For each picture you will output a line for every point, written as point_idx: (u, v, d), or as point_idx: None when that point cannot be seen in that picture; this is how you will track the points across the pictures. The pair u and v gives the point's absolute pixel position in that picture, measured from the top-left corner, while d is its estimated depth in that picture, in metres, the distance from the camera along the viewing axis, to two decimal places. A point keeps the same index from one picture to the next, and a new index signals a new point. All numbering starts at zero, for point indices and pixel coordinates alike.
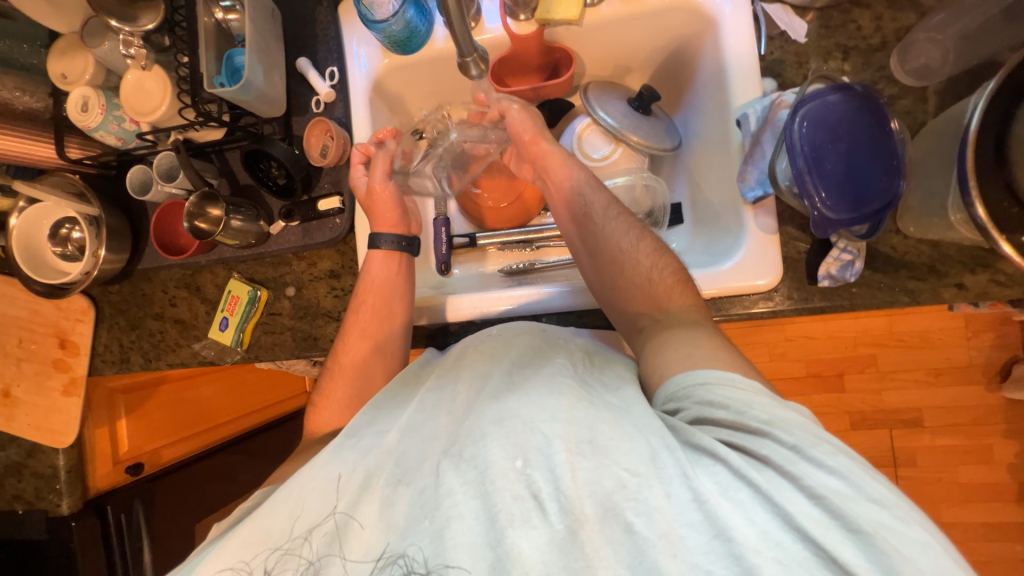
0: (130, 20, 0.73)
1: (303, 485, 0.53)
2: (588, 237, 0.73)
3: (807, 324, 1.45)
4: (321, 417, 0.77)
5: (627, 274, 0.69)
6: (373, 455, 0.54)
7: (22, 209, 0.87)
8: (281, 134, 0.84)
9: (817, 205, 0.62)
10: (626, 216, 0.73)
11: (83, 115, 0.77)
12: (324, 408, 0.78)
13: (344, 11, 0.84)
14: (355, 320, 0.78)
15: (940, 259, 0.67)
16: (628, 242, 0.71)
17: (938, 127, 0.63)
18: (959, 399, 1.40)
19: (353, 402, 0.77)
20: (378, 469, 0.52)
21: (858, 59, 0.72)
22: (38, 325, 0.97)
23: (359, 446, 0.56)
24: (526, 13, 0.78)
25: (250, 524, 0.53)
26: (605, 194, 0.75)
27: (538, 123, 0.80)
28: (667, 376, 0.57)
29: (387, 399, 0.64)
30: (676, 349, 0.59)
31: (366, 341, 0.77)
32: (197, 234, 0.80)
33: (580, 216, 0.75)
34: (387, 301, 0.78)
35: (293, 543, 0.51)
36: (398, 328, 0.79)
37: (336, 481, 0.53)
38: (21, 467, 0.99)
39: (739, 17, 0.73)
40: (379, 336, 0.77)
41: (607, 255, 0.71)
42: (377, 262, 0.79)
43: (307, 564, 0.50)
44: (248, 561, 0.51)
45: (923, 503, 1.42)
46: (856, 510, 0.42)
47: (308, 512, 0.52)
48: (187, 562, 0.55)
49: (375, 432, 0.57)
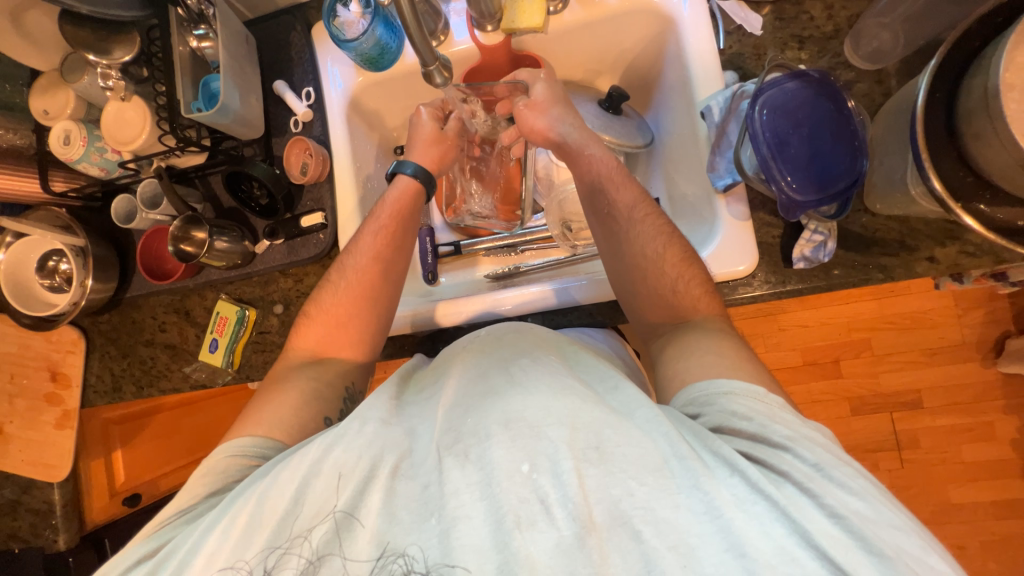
0: (105, 54, 0.74)
1: (308, 467, 0.50)
2: (611, 237, 0.73)
3: (799, 312, 1.45)
4: (310, 333, 0.74)
5: (650, 283, 0.69)
6: (377, 445, 0.51)
7: (9, 244, 0.88)
8: (262, 156, 0.86)
9: (784, 189, 0.64)
10: (653, 218, 0.72)
11: (65, 148, 0.79)
12: (316, 324, 0.75)
13: (318, 34, 0.87)
14: (370, 241, 0.76)
15: (909, 234, 0.68)
16: (653, 249, 0.70)
17: (893, 107, 0.65)
18: (956, 377, 1.40)
19: (350, 321, 0.74)
20: (384, 454, 0.51)
21: (814, 47, 0.75)
22: (30, 360, 0.97)
23: (366, 432, 0.52)
24: (492, 24, 0.81)
25: (256, 498, 0.50)
26: (631, 192, 0.74)
27: (557, 108, 0.79)
28: (689, 383, 0.58)
29: (391, 393, 0.60)
30: (701, 356, 0.60)
31: (375, 265, 0.76)
32: (181, 257, 0.81)
33: (604, 214, 0.75)
34: (405, 227, 0.79)
35: (293, 539, 0.49)
36: (380, 325, 0.76)
37: (329, 472, 0.50)
38: (15, 505, 0.98)
39: (696, 17, 0.76)
40: (386, 263, 0.76)
41: (632, 259, 0.70)
42: (398, 186, 0.81)
43: (307, 561, 0.48)
44: (247, 560, 0.48)
45: (930, 485, 1.41)
46: (877, 532, 0.43)
47: (309, 504, 0.49)
48: (177, 530, 0.53)
49: (383, 418, 0.55)
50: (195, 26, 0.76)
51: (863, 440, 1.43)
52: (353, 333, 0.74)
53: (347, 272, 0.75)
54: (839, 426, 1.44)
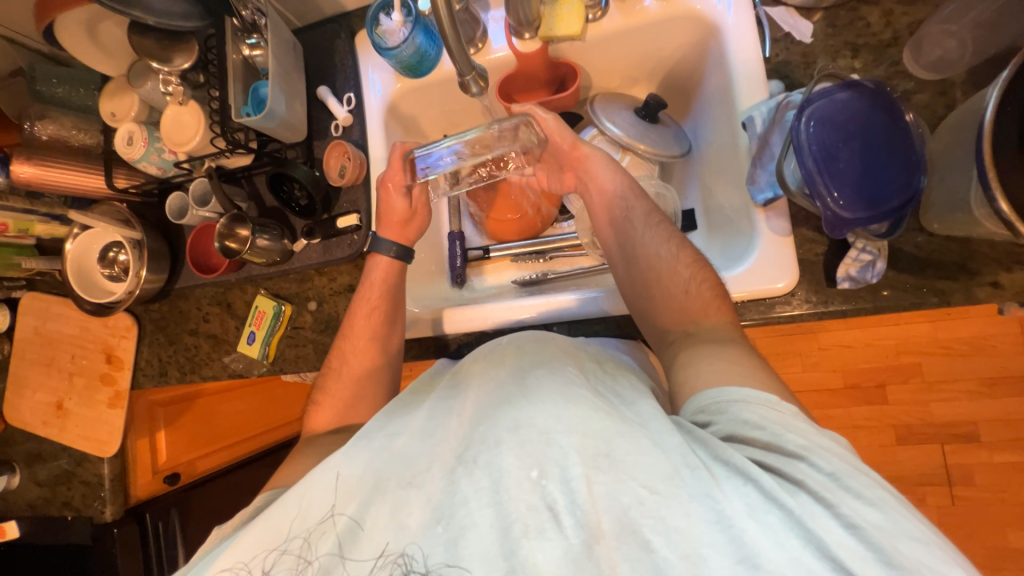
0: (167, 62, 0.79)
1: (315, 486, 0.52)
2: (624, 240, 0.74)
3: (843, 332, 1.37)
4: (338, 384, 0.80)
5: (663, 286, 0.68)
6: (383, 458, 0.51)
7: (76, 235, 0.96)
8: (303, 158, 0.89)
9: (830, 206, 0.60)
10: (666, 226, 0.73)
11: (128, 147, 0.85)
12: (325, 408, 0.79)
13: (361, 41, 0.90)
14: (358, 308, 0.80)
15: (971, 257, 0.64)
16: (666, 250, 0.71)
17: (956, 119, 0.61)
18: (1020, 411, 1.29)
19: (377, 370, 0.81)
20: (390, 472, 0.50)
21: (869, 55, 0.71)
22: (88, 342, 1.05)
23: (369, 446, 0.53)
24: (529, 32, 0.80)
25: (261, 524, 0.52)
26: (646, 202, 0.76)
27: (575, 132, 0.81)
28: (700, 390, 0.55)
29: (399, 406, 0.61)
30: (710, 363, 0.57)
31: (373, 344, 0.80)
32: (226, 253, 0.85)
33: (620, 220, 0.75)
34: (393, 306, 0.81)
35: (291, 540, 0.50)
36: (395, 328, 0.82)
37: (334, 481, 0.51)
38: (72, 475, 1.06)
39: (741, 24, 0.73)
40: (378, 325, 0.80)
41: (644, 261, 0.71)
42: (375, 266, 0.82)
43: (301, 564, 0.49)
44: (248, 561, 0.50)
45: (985, 526, 1.29)
46: (894, 544, 0.39)
47: (315, 513, 0.50)
48: (196, 561, 0.55)
49: (388, 433, 0.54)
50: (248, 36, 0.81)
51: (910, 473, 1.33)
52: (373, 363, 0.80)
53: (353, 315, 0.81)
54: (882, 455, 1.35)
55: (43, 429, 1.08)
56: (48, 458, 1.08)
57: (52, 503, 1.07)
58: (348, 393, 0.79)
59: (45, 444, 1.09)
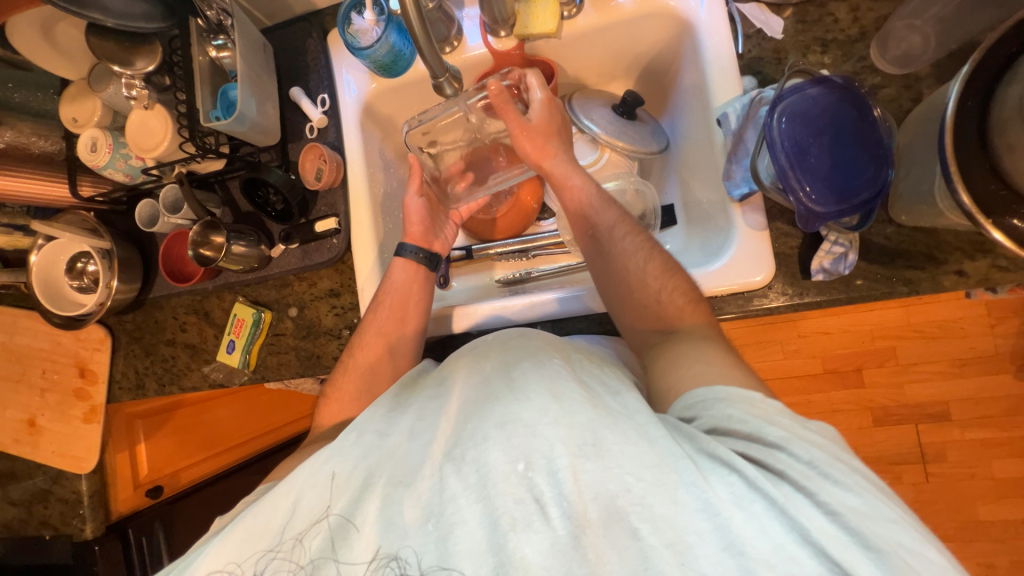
0: (129, 65, 0.76)
1: (303, 481, 0.52)
2: (595, 255, 0.74)
3: (821, 319, 1.41)
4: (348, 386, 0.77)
5: (632, 296, 0.69)
6: (375, 456, 0.51)
7: (40, 246, 0.92)
8: (278, 161, 0.87)
9: (801, 200, 0.62)
10: (635, 236, 0.73)
11: (92, 154, 0.82)
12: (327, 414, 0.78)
13: (334, 40, 0.88)
14: (374, 317, 0.79)
15: (937, 247, 0.66)
16: (635, 264, 0.70)
17: (920, 115, 0.63)
18: (986, 390, 1.34)
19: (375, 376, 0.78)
20: (379, 468, 0.50)
21: (838, 51, 0.73)
22: (59, 355, 1.01)
23: (361, 443, 0.53)
24: (505, 29, 0.79)
25: (247, 525, 0.51)
26: (613, 210, 0.75)
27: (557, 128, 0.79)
28: (681, 393, 0.56)
29: (391, 402, 0.60)
30: (688, 367, 0.58)
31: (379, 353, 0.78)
32: (200, 261, 0.83)
33: (589, 236, 0.76)
34: (408, 311, 0.80)
35: (286, 542, 0.50)
36: (415, 341, 0.80)
37: (330, 480, 0.51)
38: (47, 494, 1.03)
39: (715, 21, 0.74)
40: (390, 340, 0.78)
41: (614, 276, 0.71)
42: (398, 267, 0.82)
43: (297, 567, 0.48)
44: (240, 562, 0.50)
45: (956, 501, 1.35)
46: (875, 529, 0.41)
47: (303, 515, 0.50)
48: (185, 555, 0.54)
49: (377, 430, 0.55)
50: (215, 37, 0.79)
51: (887, 453, 1.38)
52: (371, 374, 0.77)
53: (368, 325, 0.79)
54: (860, 436, 1.39)
55: (14, 447, 1.05)
56: (22, 477, 1.05)
57: (27, 523, 1.04)
58: (332, 410, 0.77)
59: (18, 462, 1.06)
